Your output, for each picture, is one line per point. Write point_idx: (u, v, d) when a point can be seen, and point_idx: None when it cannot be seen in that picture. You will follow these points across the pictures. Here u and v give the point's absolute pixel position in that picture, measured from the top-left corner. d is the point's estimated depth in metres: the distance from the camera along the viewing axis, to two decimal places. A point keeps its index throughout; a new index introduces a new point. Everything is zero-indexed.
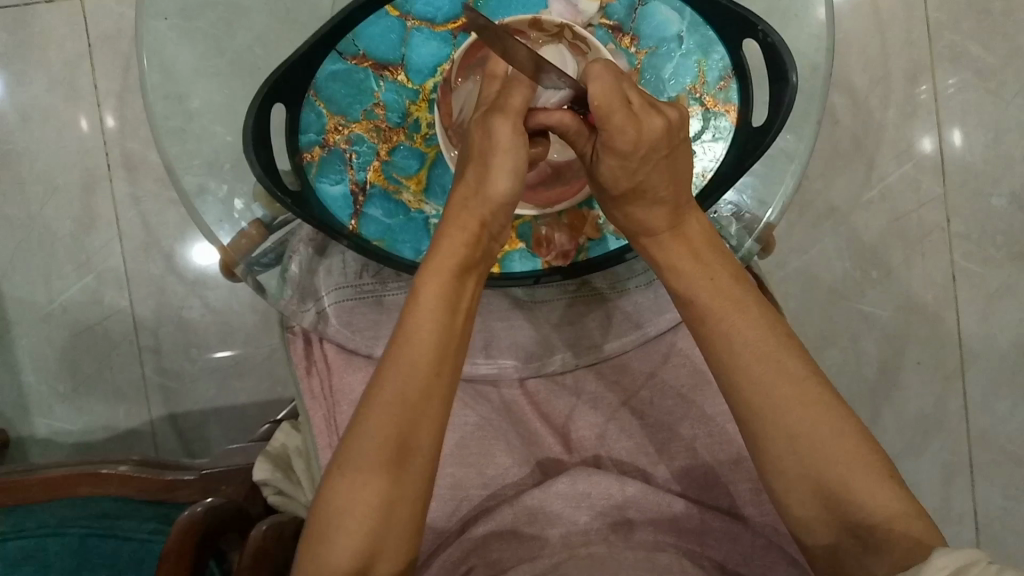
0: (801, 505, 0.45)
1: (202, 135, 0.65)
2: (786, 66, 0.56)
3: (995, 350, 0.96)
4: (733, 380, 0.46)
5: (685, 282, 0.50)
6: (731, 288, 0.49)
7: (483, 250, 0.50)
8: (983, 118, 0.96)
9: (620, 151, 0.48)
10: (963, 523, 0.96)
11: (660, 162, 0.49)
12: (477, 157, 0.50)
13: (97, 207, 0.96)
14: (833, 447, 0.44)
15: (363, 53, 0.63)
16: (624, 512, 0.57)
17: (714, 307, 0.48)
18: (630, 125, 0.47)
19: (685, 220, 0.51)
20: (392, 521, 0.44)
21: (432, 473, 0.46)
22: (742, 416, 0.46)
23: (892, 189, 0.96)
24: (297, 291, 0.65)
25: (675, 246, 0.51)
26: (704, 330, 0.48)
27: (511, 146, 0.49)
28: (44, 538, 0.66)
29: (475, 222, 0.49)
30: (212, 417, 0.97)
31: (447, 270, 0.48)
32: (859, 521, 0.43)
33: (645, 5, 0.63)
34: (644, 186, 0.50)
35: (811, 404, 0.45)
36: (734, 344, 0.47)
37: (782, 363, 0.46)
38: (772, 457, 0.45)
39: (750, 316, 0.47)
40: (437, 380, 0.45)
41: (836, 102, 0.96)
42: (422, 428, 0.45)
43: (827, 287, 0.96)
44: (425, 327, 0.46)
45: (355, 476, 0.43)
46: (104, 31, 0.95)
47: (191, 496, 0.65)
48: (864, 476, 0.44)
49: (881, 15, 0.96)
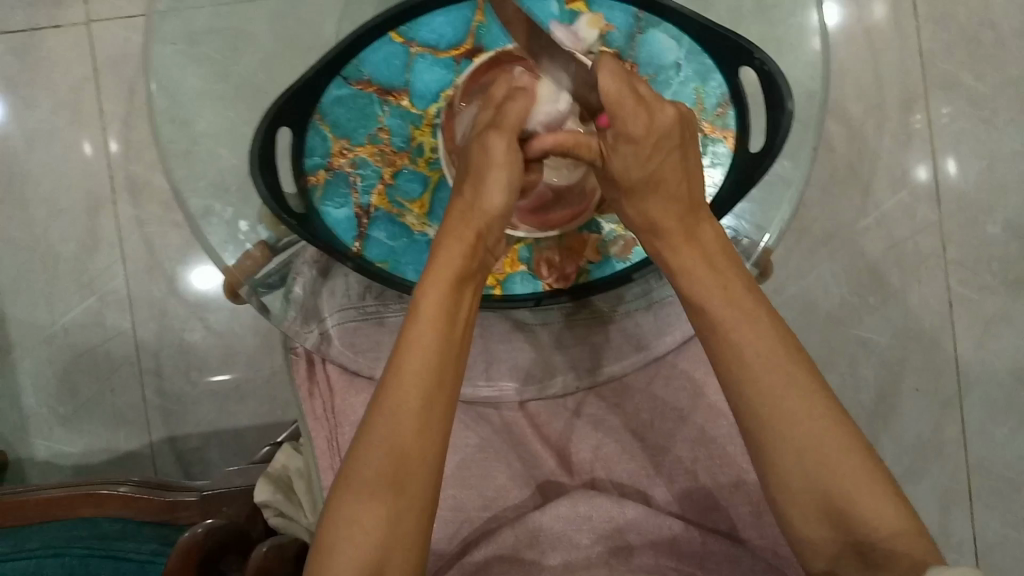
0: (805, 520, 0.45)
1: (208, 159, 0.66)
2: (781, 94, 0.57)
3: (993, 375, 0.96)
4: (744, 390, 0.46)
5: (699, 289, 0.49)
6: (743, 300, 0.48)
7: (480, 260, 0.50)
8: (976, 146, 0.98)
9: (634, 140, 0.49)
10: (962, 550, 0.95)
11: (673, 151, 0.51)
12: (473, 173, 0.51)
13: (101, 229, 0.97)
14: (840, 460, 0.44)
15: (367, 78, 0.64)
16: (624, 536, 0.57)
17: (726, 318, 0.48)
18: (642, 115, 0.49)
19: (699, 228, 0.51)
20: (400, 530, 0.44)
21: (439, 481, 0.46)
22: (751, 427, 0.46)
23: (888, 216, 0.97)
24: (301, 313, 0.65)
25: (687, 252, 0.51)
26: (715, 337, 0.48)
27: (505, 162, 0.50)
28: (44, 559, 0.62)
29: (472, 231, 0.50)
30: (209, 440, 0.97)
31: (445, 280, 0.48)
32: (862, 537, 0.44)
33: (644, 33, 0.65)
34: (657, 178, 0.51)
35: (819, 419, 0.45)
36: (745, 353, 0.46)
37: (792, 375, 0.46)
38: (779, 471, 0.45)
39: (761, 327, 0.47)
40: (440, 387, 0.46)
41: (831, 129, 0.98)
42: (426, 435, 0.45)
43: (825, 312, 0.97)
44: (427, 335, 0.46)
45: (362, 485, 0.43)
46: (111, 57, 0.97)
47: (191, 518, 0.67)
48: (870, 493, 0.44)
49: (875, 46, 0.98)
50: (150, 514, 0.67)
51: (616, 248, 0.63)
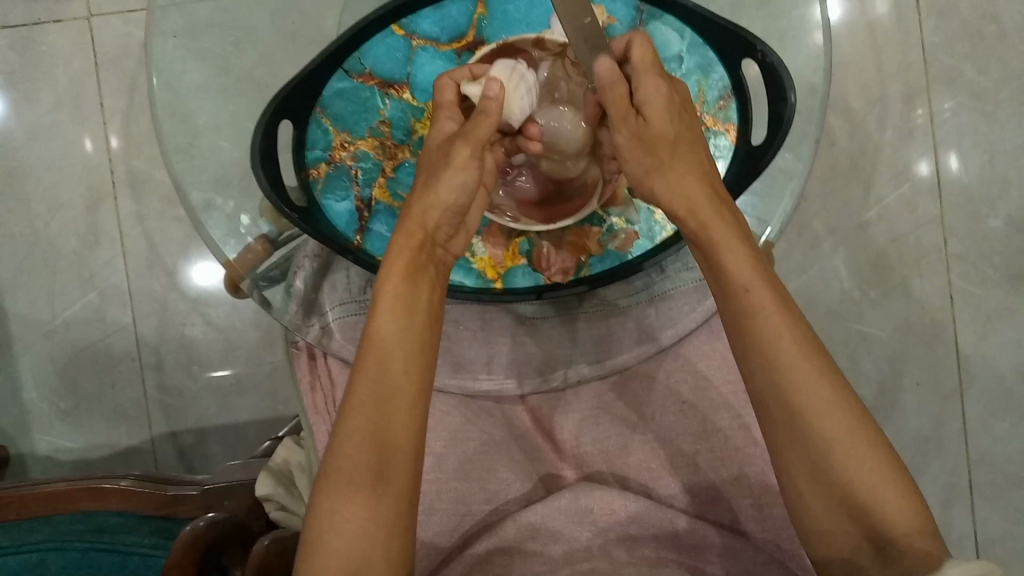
0: (824, 513, 0.45)
1: (209, 152, 0.66)
2: (784, 85, 0.57)
3: (994, 370, 0.96)
4: (780, 379, 0.45)
5: (742, 270, 0.47)
6: (778, 287, 0.47)
7: (431, 254, 0.51)
8: (978, 140, 0.97)
9: (661, 97, 0.51)
10: (963, 543, 0.95)
11: (692, 121, 0.53)
12: (431, 172, 0.51)
13: (101, 224, 0.97)
14: (868, 456, 0.44)
15: (368, 71, 0.64)
16: (626, 529, 0.57)
17: (764, 302, 0.46)
18: (663, 83, 0.51)
19: (737, 214, 0.50)
20: (382, 517, 0.43)
21: (417, 465, 0.46)
22: (783, 418, 0.45)
23: (890, 210, 0.97)
24: (302, 306, 0.65)
25: (731, 231, 0.48)
26: (752, 325, 0.46)
27: (468, 164, 0.50)
28: (47, 552, 0.65)
29: (419, 227, 0.50)
30: (211, 434, 0.97)
31: (399, 272, 0.48)
32: (881, 532, 0.44)
33: (646, 25, 0.64)
34: (686, 136, 0.52)
35: (850, 412, 0.44)
36: (783, 341, 0.45)
37: (825, 366, 0.45)
38: (806, 462, 0.45)
39: (794, 315, 0.46)
40: (406, 375, 0.46)
41: (833, 124, 0.98)
42: (399, 423, 0.45)
43: (826, 306, 0.97)
44: (387, 327, 0.47)
45: (340, 477, 0.43)
46: (111, 51, 0.97)
47: (193, 512, 0.66)
48: (894, 490, 0.44)
49: (877, 39, 0.98)
50: (152, 509, 0.66)
51: (616, 242, 0.63)
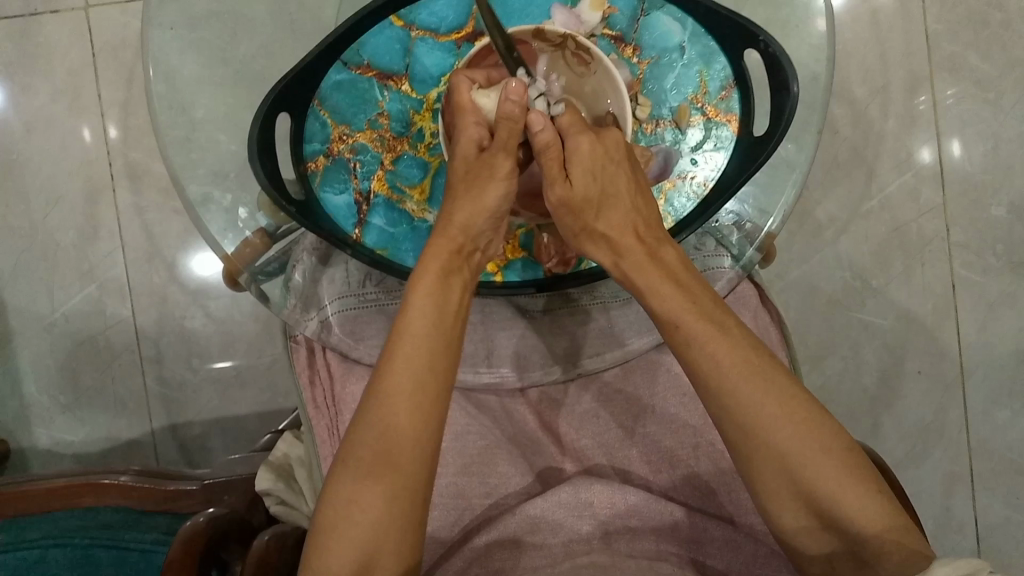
0: (793, 520, 0.45)
1: (207, 144, 0.65)
2: (787, 75, 0.56)
3: (995, 360, 0.96)
4: (724, 402, 0.45)
5: (668, 308, 0.49)
6: (713, 313, 0.48)
7: (468, 259, 0.52)
8: (982, 128, 0.96)
9: (583, 157, 0.52)
10: (963, 532, 0.95)
11: (618, 171, 0.53)
12: (466, 182, 0.52)
13: (100, 216, 0.96)
14: (822, 463, 0.44)
15: (367, 62, 0.63)
16: (626, 521, 0.57)
17: (697, 331, 0.47)
18: (585, 139, 0.52)
19: (661, 250, 0.51)
20: (397, 509, 0.44)
21: (434, 465, 0.46)
22: (737, 438, 0.45)
23: (891, 199, 0.97)
24: (301, 300, 0.65)
25: (652, 272, 0.50)
26: (689, 354, 0.47)
27: (506, 175, 0.52)
28: (49, 550, 0.66)
29: (458, 231, 0.52)
30: (212, 426, 0.97)
31: (434, 272, 0.50)
32: (854, 535, 0.44)
33: (647, 16, 0.64)
34: (611, 191, 0.53)
35: (800, 421, 0.44)
36: (721, 365, 0.46)
37: (768, 381, 0.45)
38: (763, 476, 0.45)
39: (731, 337, 0.47)
40: (430, 372, 0.47)
41: (835, 113, 0.97)
42: (419, 417, 0.46)
43: (826, 295, 0.97)
44: (417, 323, 0.47)
45: (357, 465, 0.44)
46: (108, 42, 0.96)
47: (193, 506, 0.66)
48: (853, 492, 0.43)
49: (880, 25, 0.97)
50: (151, 504, 0.66)
51: None
